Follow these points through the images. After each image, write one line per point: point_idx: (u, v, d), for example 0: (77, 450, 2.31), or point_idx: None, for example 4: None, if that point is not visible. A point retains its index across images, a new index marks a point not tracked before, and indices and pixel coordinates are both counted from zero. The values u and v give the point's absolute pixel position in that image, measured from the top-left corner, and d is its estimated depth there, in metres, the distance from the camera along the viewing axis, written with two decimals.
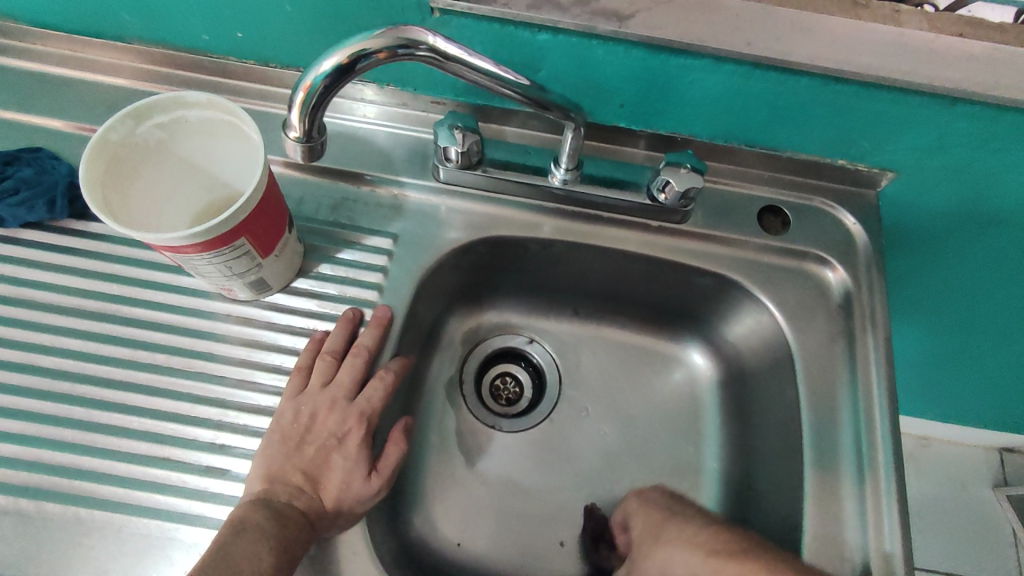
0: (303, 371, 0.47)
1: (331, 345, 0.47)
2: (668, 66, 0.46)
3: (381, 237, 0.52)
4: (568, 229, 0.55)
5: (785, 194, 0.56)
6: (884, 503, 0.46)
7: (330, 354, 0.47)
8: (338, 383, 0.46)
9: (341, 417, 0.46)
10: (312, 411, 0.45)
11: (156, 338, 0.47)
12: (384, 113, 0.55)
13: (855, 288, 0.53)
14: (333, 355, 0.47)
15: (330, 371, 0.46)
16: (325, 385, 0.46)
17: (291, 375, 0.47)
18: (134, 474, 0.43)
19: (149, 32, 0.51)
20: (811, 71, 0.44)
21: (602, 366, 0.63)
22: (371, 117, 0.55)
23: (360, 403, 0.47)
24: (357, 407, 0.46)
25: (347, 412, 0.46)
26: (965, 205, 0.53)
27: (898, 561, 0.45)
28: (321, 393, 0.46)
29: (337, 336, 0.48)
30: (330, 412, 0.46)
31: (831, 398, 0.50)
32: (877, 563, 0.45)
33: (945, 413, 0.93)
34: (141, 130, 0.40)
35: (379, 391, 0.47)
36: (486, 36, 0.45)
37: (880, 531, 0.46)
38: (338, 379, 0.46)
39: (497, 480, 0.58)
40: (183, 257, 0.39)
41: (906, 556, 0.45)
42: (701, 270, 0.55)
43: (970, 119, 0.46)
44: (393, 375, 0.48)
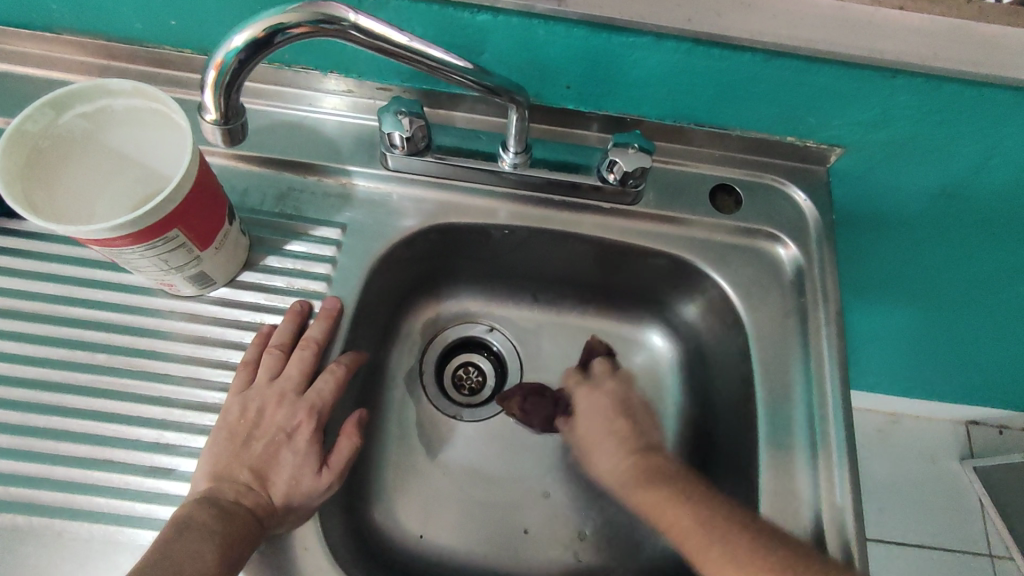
0: (249, 366, 0.45)
1: (279, 337, 0.47)
2: (610, 45, 0.45)
3: (329, 227, 0.51)
4: (521, 214, 0.54)
5: (736, 172, 0.56)
6: (838, 475, 0.47)
7: (277, 347, 0.46)
8: (286, 377, 0.45)
9: (290, 411, 0.45)
10: (260, 407, 0.44)
11: (95, 338, 0.46)
12: (349, 104, 0.54)
13: (807, 264, 0.53)
14: (280, 348, 0.46)
15: (277, 365, 0.45)
16: (273, 380, 0.45)
17: (237, 371, 0.46)
18: (74, 477, 0.42)
19: (78, 22, 0.49)
20: (752, 46, 0.44)
21: (563, 352, 0.63)
22: (333, 108, 0.54)
23: (309, 396, 0.46)
24: (306, 401, 0.45)
25: (296, 406, 0.45)
26: (910, 179, 0.54)
27: (852, 534, 0.45)
28: (269, 387, 0.45)
29: (285, 328, 0.47)
30: (278, 406, 0.45)
31: (784, 373, 0.50)
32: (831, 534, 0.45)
33: (908, 387, 0.95)
34: (63, 120, 0.38)
35: (329, 383, 0.46)
36: (425, 18, 0.44)
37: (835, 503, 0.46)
38: (286, 373, 0.45)
39: (460, 470, 0.58)
40: (112, 251, 0.38)
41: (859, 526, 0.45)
42: (655, 251, 0.54)
43: (909, 91, 0.46)
44: (344, 367, 0.47)
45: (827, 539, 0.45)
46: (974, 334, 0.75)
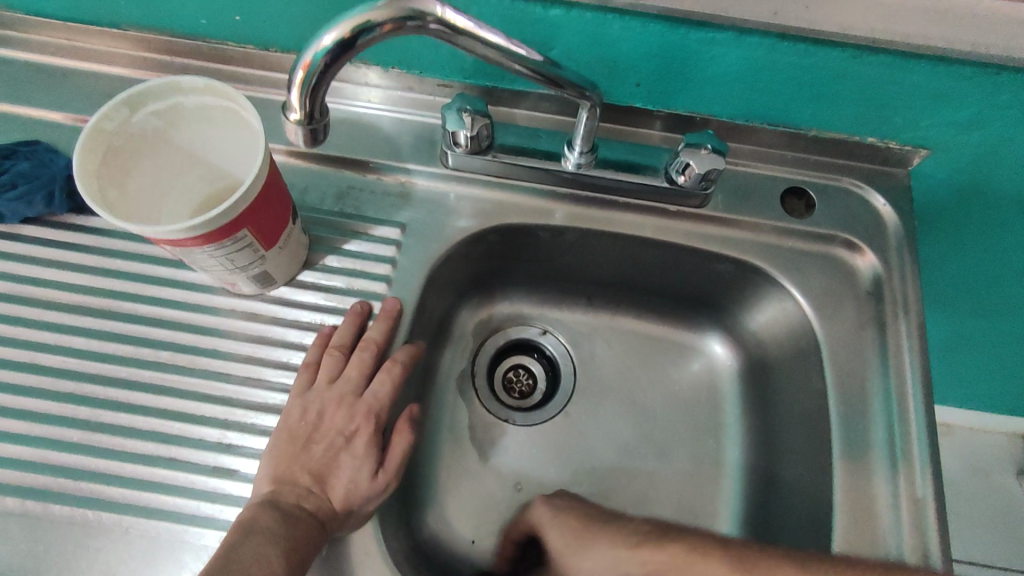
0: (311, 367, 0.45)
1: (340, 338, 0.46)
2: (688, 41, 0.43)
3: (388, 227, 0.50)
4: (584, 216, 0.52)
5: (810, 175, 0.53)
6: (920, 498, 0.44)
7: (338, 348, 0.46)
8: (346, 379, 0.45)
9: (348, 415, 0.44)
10: (320, 408, 0.44)
11: (160, 335, 0.46)
12: (387, 97, 0.53)
13: (886, 273, 0.50)
14: (341, 349, 0.46)
15: (338, 366, 0.45)
16: (334, 381, 0.45)
17: (298, 372, 0.45)
18: (139, 475, 0.42)
19: (145, 18, 0.49)
20: (841, 42, 0.42)
21: (618, 357, 0.61)
22: (375, 102, 0.53)
23: (367, 399, 0.45)
24: (364, 405, 0.45)
25: (355, 410, 0.45)
26: (1003, 182, 0.51)
27: (936, 562, 0.42)
28: (328, 389, 0.44)
29: (347, 329, 0.46)
30: (337, 409, 0.44)
31: (860, 387, 0.48)
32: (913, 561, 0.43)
33: (968, 396, 0.91)
34: (137, 118, 0.38)
35: (385, 387, 0.46)
36: (493, 14, 0.43)
37: (917, 527, 0.44)
38: (345, 376, 0.45)
39: (512, 475, 0.57)
40: (183, 250, 0.37)
41: (944, 553, 0.43)
42: (723, 257, 0.52)
43: (1012, 91, 0.43)
44: (401, 368, 0.46)
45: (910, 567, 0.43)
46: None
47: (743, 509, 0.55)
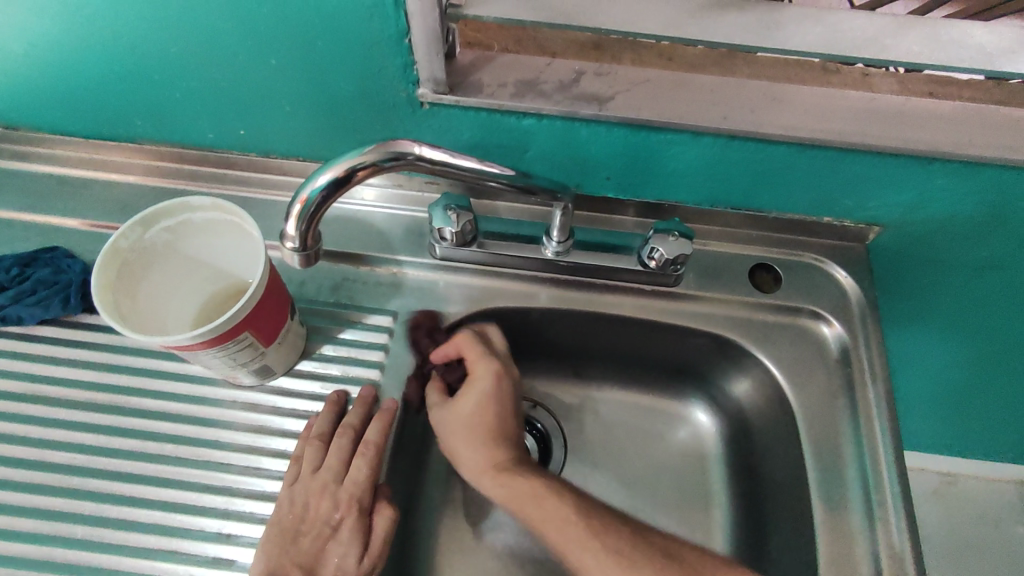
0: (296, 459, 0.47)
1: (318, 427, 0.48)
2: (649, 142, 0.48)
3: (381, 315, 0.54)
4: (565, 297, 0.56)
5: (776, 252, 0.57)
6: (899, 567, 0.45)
7: (318, 437, 0.47)
8: (327, 467, 0.46)
9: (332, 502, 0.46)
10: (305, 499, 0.45)
11: (164, 428, 0.48)
12: (382, 194, 0.58)
13: (852, 342, 0.53)
14: (319, 438, 0.47)
15: (319, 455, 0.47)
16: (316, 470, 0.46)
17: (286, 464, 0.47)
18: (140, 569, 0.44)
19: (158, 133, 0.54)
20: (786, 140, 0.46)
21: (607, 428, 0.63)
22: (369, 199, 0.57)
23: (347, 484, 0.46)
24: (346, 491, 0.46)
25: (337, 496, 0.46)
26: (956, 252, 0.55)
27: None
28: (313, 479, 0.46)
29: (324, 418, 0.48)
30: (321, 498, 0.46)
31: (835, 454, 0.50)
32: None
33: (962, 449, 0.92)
34: (149, 235, 0.41)
35: (363, 469, 0.47)
36: (472, 124, 0.48)
37: None
38: (326, 464, 0.46)
39: (506, 550, 0.58)
40: (191, 353, 0.40)
41: None
42: (697, 331, 0.55)
43: (946, 176, 0.48)
44: (377, 448, 0.47)
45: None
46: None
47: None
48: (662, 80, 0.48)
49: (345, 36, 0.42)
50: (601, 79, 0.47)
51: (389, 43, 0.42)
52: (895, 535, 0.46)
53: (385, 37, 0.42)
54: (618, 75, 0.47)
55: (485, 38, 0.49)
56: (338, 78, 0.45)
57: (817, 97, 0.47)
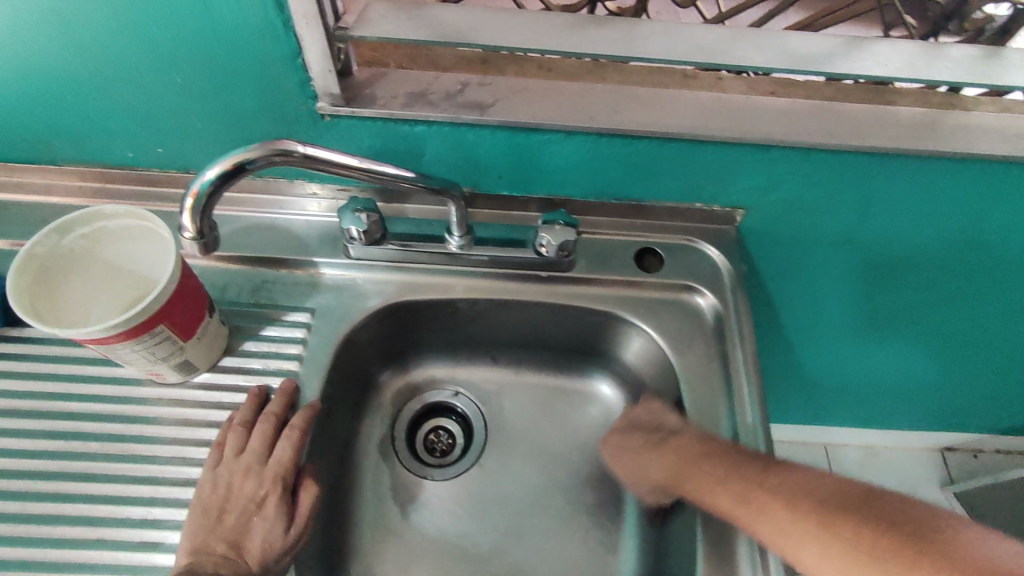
0: (219, 445, 0.50)
1: (242, 415, 0.52)
2: (529, 142, 0.54)
3: (301, 313, 0.58)
4: (472, 287, 0.61)
5: (658, 237, 0.64)
6: None
7: (241, 424, 0.51)
8: (250, 450, 0.50)
9: (257, 482, 0.50)
10: (229, 481, 0.49)
11: (90, 428, 0.51)
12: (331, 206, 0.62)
13: (723, 310, 0.60)
14: (243, 425, 0.51)
15: (242, 440, 0.50)
16: (239, 454, 0.50)
17: (209, 452, 0.50)
18: (69, 558, 0.46)
19: (79, 154, 0.57)
20: (647, 135, 0.53)
21: (523, 409, 0.68)
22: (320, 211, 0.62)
23: (271, 464, 0.50)
24: (270, 470, 0.50)
25: (262, 475, 0.50)
26: (812, 230, 0.64)
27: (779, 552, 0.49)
28: (237, 461, 0.50)
29: (247, 407, 0.52)
30: (246, 478, 0.49)
31: (711, 407, 0.56)
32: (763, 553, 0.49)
33: (865, 409, 1.03)
34: (65, 241, 0.45)
35: (287, 449, 0.51)
36: (370, 133, 0.53)
37: None
38: (249, 447, 0.50)
39: (431, 525, 0.62)
40: (107, 347, 0.44)
41: None
42: (592, 310, 0.61)
43: (785, 161, 0.56)
44: (300, 432, 0.51)
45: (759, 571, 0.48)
46: (897, 352, 0.85)
47: (640, 537, 0.61)
48: (538, 87, 0.54)
49: (246, 57, 0.47)
50: (483, 89, 0.53)
51: (286, 62, 0.48)
52: None
53: (281, 56, 0.47)
54: (498, 85, 0.54)
55: (382, 56, 0.55)
56: (244, 94, 0.50)
57: (672, 98, 0.55)
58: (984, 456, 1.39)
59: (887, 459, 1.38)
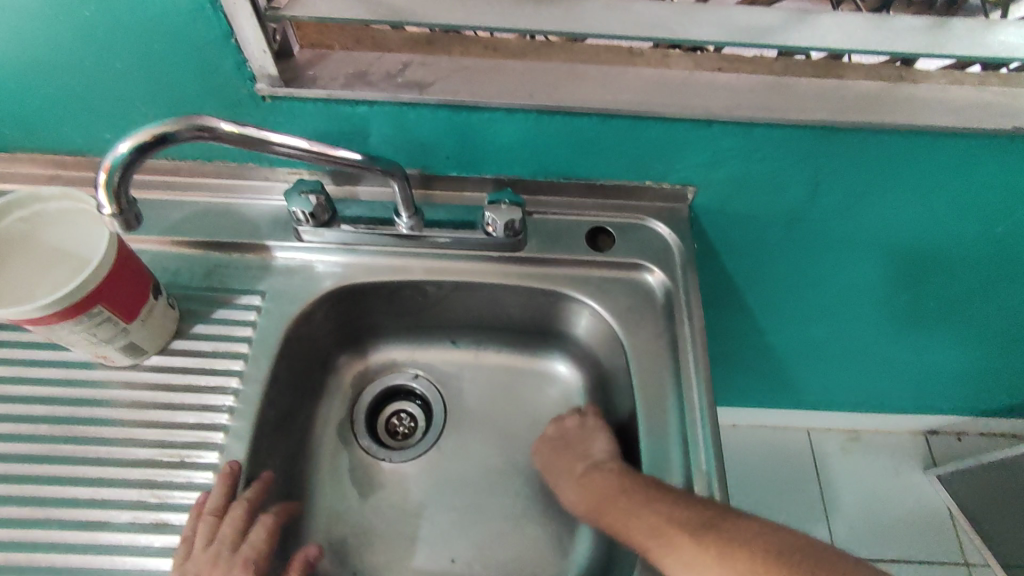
0: (187, 539, 0.46)
1: (212, 503, 0.48)
2: (471, 121, 0.54)
3: (252, 296, 0.58)
4: (424, 268, 0.62)
5: (611, 216, 0.64)
6: (706, 478, 0.51)
7: (210, 513, 0.47)
8: (221, 538, 0.46)
9: (226, 570, 0.46)
10: (197, 572, 0.45)
11: (39, 411, 0.52)
12: None
13: (673, 287, 0.60)
14: (213, 513, 0.47)
15: (212, 532, 0.47)
16: (208, 544, 0.46)
17: (176, 548, 0.46)
18: (15, 537, 0.47)
19: (29, 142, 0.58)
20: (587, 112, 0.53)
21: (482, 391, 0.69)
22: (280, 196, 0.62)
23: (245, 550, 0.47)
24: (243, 557, 0.47)
25: (234, 563, 0.46)
26: (765, 207, 0.65)
27: None
28: (206, 552, 0.46)
29: (217, 494, 0.48)
30: (213, 569, 0.45)
31: (659, 382, 0.56)
32: None
33: (841, 385, 1.05)
34: (4, 224, 0.46)
35: (260, 535, 0.49)
36: (313, 115, 0.53)
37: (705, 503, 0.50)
38: (220, 536, 0.47)
39: (389, 505, 0.63)
40: (46, 328, 0.45)
41: None
42: (544, 290, 0.62)
43: (728, 136, 0.56)
44: (275, 518, 0.50)
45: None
46: (864, 326, 0.86)
47: None
48: (479, 66, 0.54)
49: (181, 39, 0.48)
50: (425, 68, 0.54)
51: (220, 43, 0.48)
52: (705, 456, 0.52)
53: (215, 38, 0.47)
54: (439, 65, 0.54)
55: (326, 39, 0.55)
56: (184, 78, 0.51)
57: (615, 75, 0.55)
58: (967, 438, 1.39)
59: (870, 442, 1.38)
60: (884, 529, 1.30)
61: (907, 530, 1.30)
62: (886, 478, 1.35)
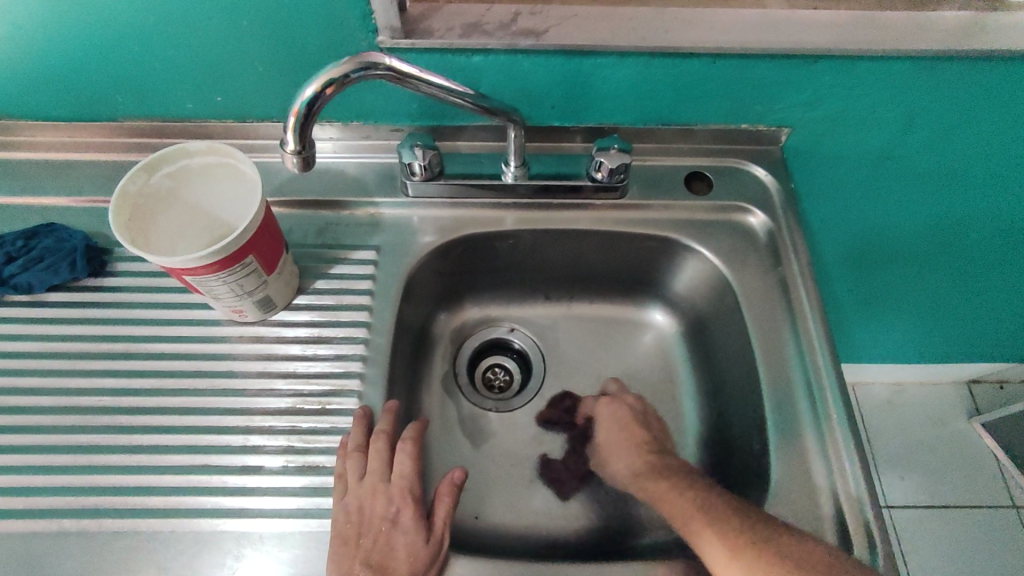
0: (342, 477, 0.48)
1: (353, 441, 0.50)
2: (583, 67, 0.55)
3: (365, 251, 0.60)
4: (529, 218, 0.63)
5: (706, 162, 0.65)
6: (837, 423, 0.54)
7: (356, 450, 0.49)
8: (372, 472, 0.49)
9: (386, 500, 0.49)
10: (359, 505, 0.47)
11: (181, 366, 0.53)
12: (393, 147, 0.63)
13: (775, 227, 0.62)
14: (358, 450, 0.49)
15: (361, 467, 0.49)
16: (361, 479, 0.48)
17: (333, 485, 0.48)
18: (177, 483, 0.49)
19: (139, 108, 0.59)
20: (698, 53, 0.54)
21: (578, 340, 0.70)
22: (382, 153, 0.63)
23: (395, 481, 0.50)
24: (396, 487, 0.50)
25: (390, 494, 0.49)
26: (856, 149, 0.66)
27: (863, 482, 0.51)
28: (362, 486, 0.48)
29: (356, 431, 0.50)
30: (374, 499, 0.48)
31: (772, 319, 0.59)
32: (850, 509, 0.51)
33: (895, 331, 1.07)
34: (153, 180, 0.47)
35: (405, 463, 0.51)
36: (428, 66, 0.54)
37: (848, 479, 0.52)
38: (371, 469, 0.49)
39: (501, 452, 0.65)
40: (201, 279, 0.46)
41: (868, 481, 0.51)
42: (646, 236, 0.63)
43: (833, 73, 0.57)
44: (412, 443, 0.52)
45: (843, 495, 0.51)
46: (934, 268, 0.87)
47: (703, 449, 0.64)
48: (587, 13, 0.55)
49: None
50: (534, 17, 0.54)
51: None
52: (837, 408, 0.54)
53: None
54: (548, 12, 0.54)
55: None
56: (304, 32, 0.51)
57: (719, 17, 0.55)
58: (1009, 387, 1.41)
59: (914, 394, 1.40)
60: (932, 478, 1.32)
61: (955, 477, 1.32)
62: (931, 428, 1.38)
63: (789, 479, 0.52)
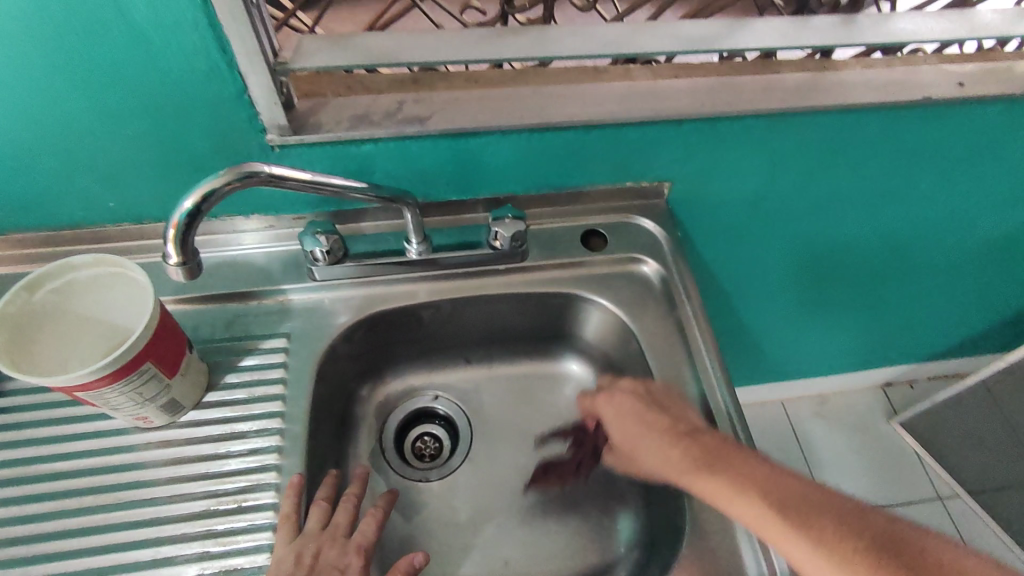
0: (289, 519, 0.50)
1: (285, 510, 0.50)
2: (469, 147, 0.59)
3: (276, 339, 0.60)
4: (438, 288, 0.65)
5: (599, 220, 0.70)
6: None
7: (323, 501, 0.53)
8: (335, 524, 0.52)
9: (341, 550, 0.51)
10: (316, 549, 0.49)
11: (83, 483, 0.51)
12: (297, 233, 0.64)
13: (667, 274, 0.67)
14: (325, 501, 0.53)
15: (324, 515, 0.52)
16: (324, 527, 0.51)
17: (278, 527, 0.50)
18: None
19: (27, 220, 0.58)
20: (573, 125, 0.59)
21: (501, 400, 0.72)
22: (287, 241, 0.64)
23: (356, 537, 0.53)
24: (353, 541, 0.52)
25: (347, 546, 0.51)
26: (731, 195, 0.72)
27: None
28: (323, 533, 0.51)
29: (327, 487, 0.54)
30: (331, 546, 0.50)
31: (672, 356, 0.63)
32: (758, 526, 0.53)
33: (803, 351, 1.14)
34: (36, 297, 0.47)
35: (370, 526, 0.54)
36: (319, 157, 0.56)
37: None
38: (335, 523, 0.52)
39: (432, 523, 0.64)
40: (95, 393, 0.45)
41: None
42: (551, 293, 0.66)
43: (696, 133, 0.63)
44: (383, 510, 0.56)
45: None
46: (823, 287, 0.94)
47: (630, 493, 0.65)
48: (469, 97, 0.59)
49: (193, 98, 0.50)
50: (419, 104, 0.57)
51: (233, 99, 0.51)
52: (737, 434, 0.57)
53: (229, 94, 0.50)
54: (432, 99, 0.58)
55: (319, 88, 0.58)
56: (194, 135, 0.53)
57: (587, 91, 0.61)
58: (919, 385, 1.52)
59: (837, 403, 1.48)
60: (863, 481, 1.39)
61: (883, 477, 1.40)
62: (856, 433, 1.45)
63: (703, 514, 0.54)
